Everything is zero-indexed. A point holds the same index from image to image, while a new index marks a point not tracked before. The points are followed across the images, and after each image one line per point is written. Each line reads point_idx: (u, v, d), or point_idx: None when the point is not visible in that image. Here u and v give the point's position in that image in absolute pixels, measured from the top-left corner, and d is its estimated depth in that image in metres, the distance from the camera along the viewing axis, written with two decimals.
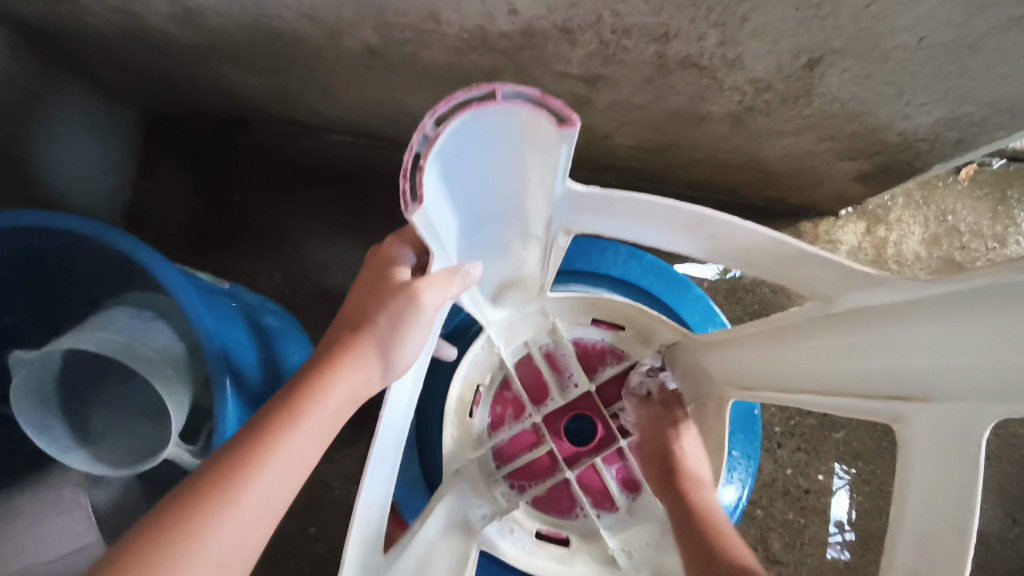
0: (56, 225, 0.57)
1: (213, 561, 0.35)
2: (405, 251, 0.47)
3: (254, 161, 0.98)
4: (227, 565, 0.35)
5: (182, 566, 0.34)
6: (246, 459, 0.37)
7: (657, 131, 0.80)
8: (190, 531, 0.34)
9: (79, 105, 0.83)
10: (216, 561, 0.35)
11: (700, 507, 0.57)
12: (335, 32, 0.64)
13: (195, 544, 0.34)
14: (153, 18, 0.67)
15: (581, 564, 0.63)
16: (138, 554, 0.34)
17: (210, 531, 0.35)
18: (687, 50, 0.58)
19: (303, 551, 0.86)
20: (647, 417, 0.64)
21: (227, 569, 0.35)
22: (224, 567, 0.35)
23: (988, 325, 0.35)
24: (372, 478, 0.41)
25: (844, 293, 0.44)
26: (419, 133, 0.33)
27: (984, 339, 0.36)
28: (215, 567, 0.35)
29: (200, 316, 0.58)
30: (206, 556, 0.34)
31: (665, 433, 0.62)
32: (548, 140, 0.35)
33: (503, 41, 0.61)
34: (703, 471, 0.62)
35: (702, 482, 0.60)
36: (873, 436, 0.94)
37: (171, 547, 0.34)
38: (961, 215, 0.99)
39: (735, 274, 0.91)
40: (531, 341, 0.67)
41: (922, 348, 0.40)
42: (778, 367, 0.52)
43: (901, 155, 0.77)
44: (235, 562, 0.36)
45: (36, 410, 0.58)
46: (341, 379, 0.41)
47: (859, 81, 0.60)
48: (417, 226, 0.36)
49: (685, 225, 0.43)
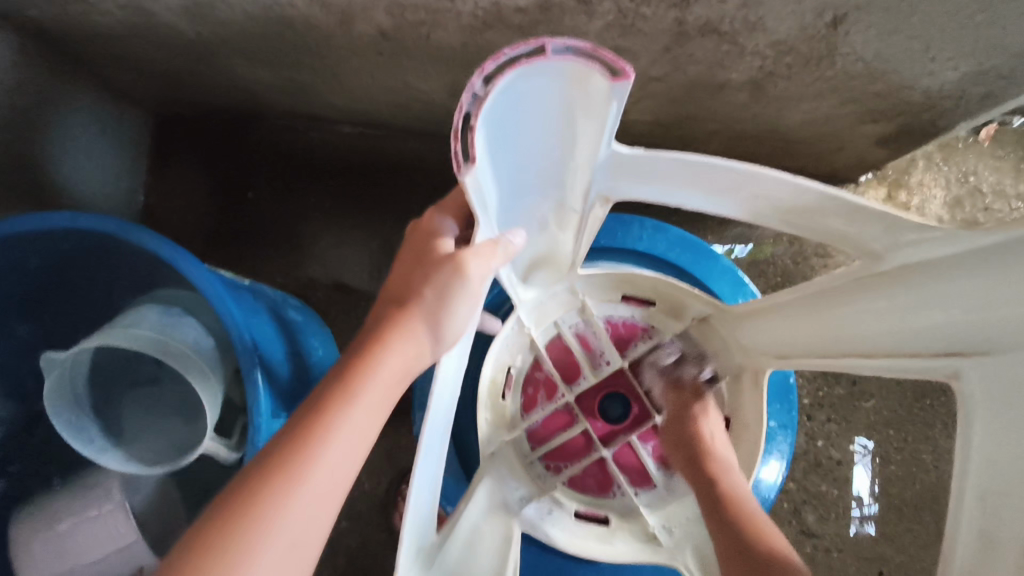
0: (76, 225, 0.56)
1: (287, 541, 0.34)
2: (446, 222, 0.47)
3: (268, 158, 0.97)
4: (300, 544, 0.35)
5: (258, 546, 0.34)
6: (308, 439, 0.36)
7: (674, 104, 0.78)
8: (260, 512, 0.34)
9: (89, 109, 0.83)
10: (289, 542, 0.34)
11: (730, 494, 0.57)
12: (347, 18, 0.63)
13: (270, 526, 0.34)
14: (163, 13, 0.66)
15: (620, 542, 0.63)
16: (215, 537, 0.33)
17: (282, 512, 0.34)
18: (707, 15, 0.57)
19: (337, 545, 0.86)
20: (671, 409, 0.65)
21: (302, 549, 0.35)
22: (299, 547, 0.35)
23: None
24: (426, 457, 0.40)
25: (896, 249, 0.43)
26: (468, 91, 0.33)
27: None
28: (289, 548, 0.34)
29: (230, 309, 0.57)
30: (279, 536, 0.34)
31: (691, 424, 0.63)
32: (597, 97, 0.34)
33: (519, 17, 0.60)
34: (728, 457, 0.62)
35: (734, 469, 0.61)
36: (904, 404, 0.93)
37: (242, 527, 0.34)
38: (983, 175, 0.97)
39: (740, 254, 0.91)
40: (561, 321, 0.66)
41: (975, 299, 0.39)
42: (824, 332, 0.51)
43: (925, 116, 0.75)
44: (309, 541, 0.35)
45: (72, 412, 0.58)
46: (391, 354, 0.41)
47: (884, 38, 0.59)
48: (466, 188, 0.35)
49: (732, 185, 0.42)
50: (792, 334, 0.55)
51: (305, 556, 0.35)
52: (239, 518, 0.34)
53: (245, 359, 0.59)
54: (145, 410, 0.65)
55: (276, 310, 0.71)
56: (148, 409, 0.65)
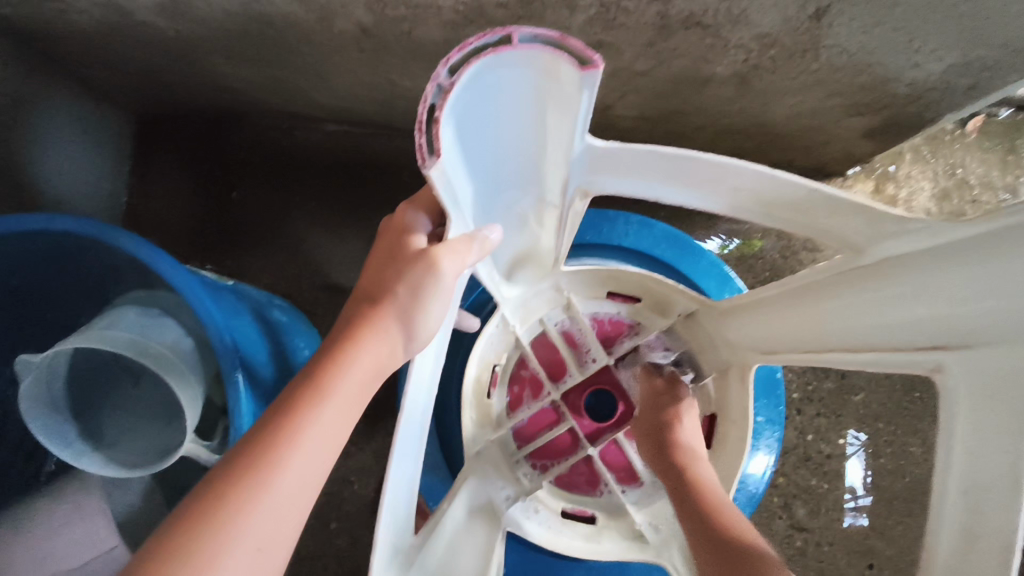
0: (52, 228, 0.55)
1: (255, 545, 0.34)
2: (420, 218, 0.46)
3: (252, 157, 0.96)
4: (268, 547, 0.34)
5: (223, 551, 0.33)
6: (277, 440, 0.36)
7: (661, 99, 0.78)
8: (228, 514, 0.33)
9: (68, 110, 0.81)
10: (257, 545, 0.34)
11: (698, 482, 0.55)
12: (327, 14, 0.62)
13: (237, 528, 0.33)
14: (140, 12, 0.65)
15: (608, 541, 0.62)
16: (180, 542, 0.32)
17: (250, 513, 0.34)
18: (690, 8, 0.56)
19: (326, 547, 0.86)
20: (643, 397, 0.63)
21: (271, 552, 0.34)
22: (267, 549, 0.34)
23: None
24: (400, 459, 0.39)
25: (877, 243, 0.43)
26: (433, 83, 0.32)
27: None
28: (256, 552, 0.34)
29: (208, 311, 0.56)
30: (246, 539, 0.33)
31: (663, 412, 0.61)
32: (567, 88, 0.34)
33: (500, 11, 0.59)
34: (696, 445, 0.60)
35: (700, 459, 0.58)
36: (893, 397, 0.93)
37: (210, 531, 0.33)
38: (971, 167, 0.97)
39: (736, 246, 0.90)
40: (546, 318, 0.65)
41: (967, 292, 0.38)
42: (810, 327, 0.50)
43: (910, 108, 0.75)
44: (278, 543, 0.35)
45: (49, 416, 0.57)
46: (362, 353, 0.40)
47: (868, 30, 0.58)
48: (434, 182, 0.34)
49: (710, 177, 0.42)
50: (775, 328, 0.54)
51: (274, 559, 0.34)
52: (205, 520, 0.33)
53: (224, 361, 0.58)
54: (124, 414, 0.64)
55: (258, 311, 0.70)
56: (127, 413, 0.64)
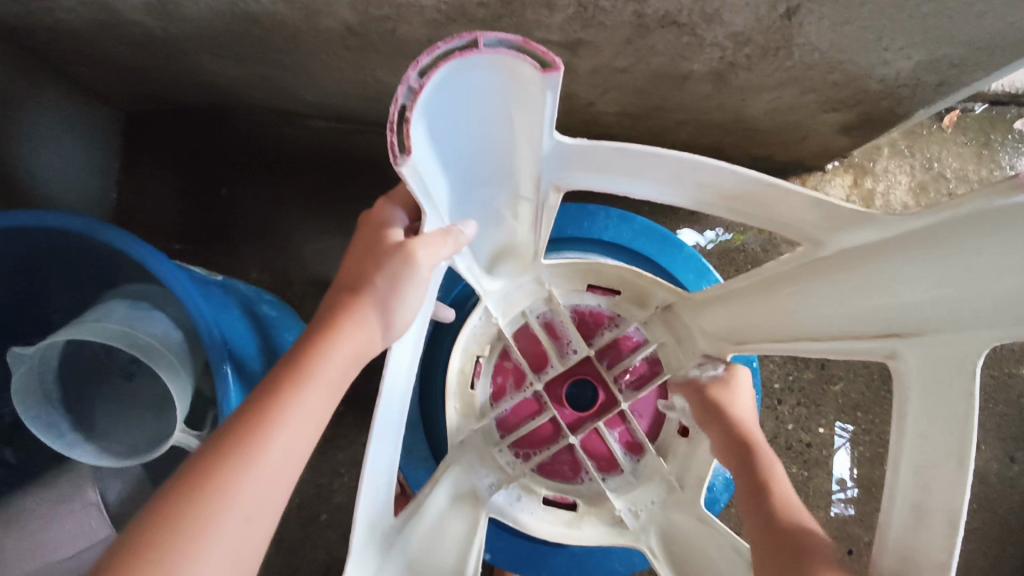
0: (44, 224, 0.56)
1: (242, 518, 0.35)
2: (398, 212, 0.48)
3: (241, 154, 0.97)
4: (254, 520, 0.36)
5: (211, 522, 0.34)
6: (262, 419, 0.37)
7: (641, 95, 0.79)
8: (216, 488, 0.35)
9: (57, 108, 0.82)
10: (244, 518, 0.35)
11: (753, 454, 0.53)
12: (311, 12, 0.63)
13: (224, 502, 0.35)
14: (127, 11, 0.65)
15: (588, 526, 0.63)
16: (169, 515, 0.34)
17: (236, 487, 0.35)
18: (666, 8, 0.58)
19: (317, 538, 0.87)
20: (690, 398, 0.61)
21: (256, 526, 0.36)
22: (253, 522, 0.36)
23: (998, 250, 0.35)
24: (380, 439, 0.41)
25: (833, 236, 0.44)
26: (404, 85, 0.33)
27: (992, 262, 0.36)
28: (243, 524, 0.35)
29: (197, 305, 0.58)
30: (233, 512, 0.35)
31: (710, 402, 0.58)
32: (532, 88, 0.36)
33: (481, 10, 0.60)
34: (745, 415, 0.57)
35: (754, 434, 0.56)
36: (872, 386, 0.95)
37: (199, 503, 0.34)
38: (947, 161, 0.99)
39: (727, 237, 0.92)
40: (528, 311, 0.67)
41: (931, 279, 0.40)
42: (777, 317, 0.52)
43: (884, 104, 0.77)
44: (263, 517, 0.36)
45: (41, 408, 0.58)
46: (343, 338, 0.41)
47: (838, 28, 0.60)
48: (406, 178, 0.36)
49: (675, 172, 0.43)
50: (745, 320, 0.56)
51: (259, 533, 0.36)
52: (193, 495, 0.35)
53: (213, 353, 0.59)
54: (115, 406, 0.65)
55: (247, 305, 0.71)
56: (117, 405, 0.65)
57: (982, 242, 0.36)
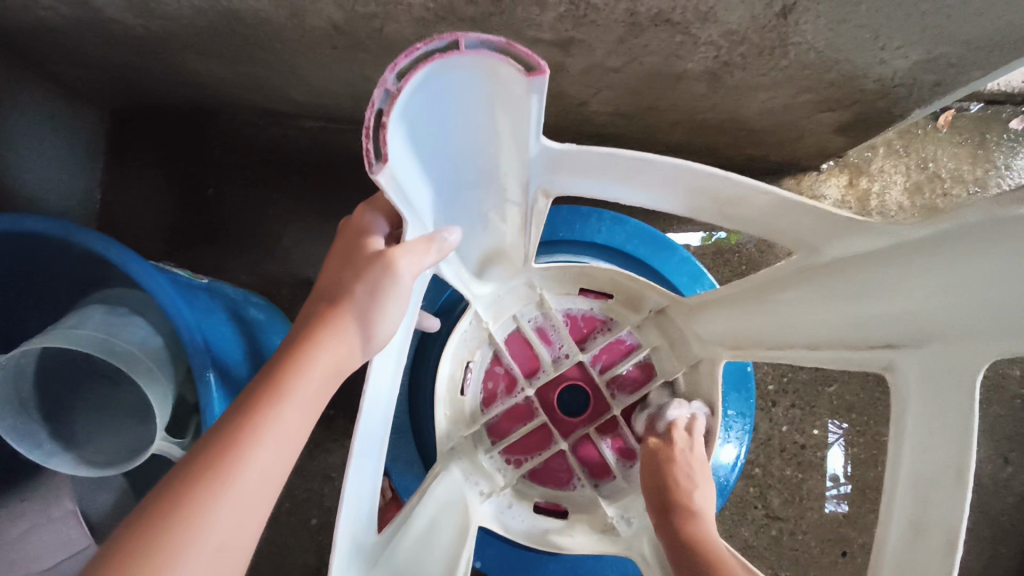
0: (22, 228, 0.55)
1: (214, 545, 0.34)
2: (378, 220, 0.47)
3: (228, 154, 0.95)
4: (227, 547, 0.34)
5: (182, 551, 0.33)
6: (236, 440, 0.36)
7: (635, 95, 0.78)
8: (187, 514, 0.34)
9: (39, 107, 0.80)
10: (217, 545, 0.34)
11: (699, 537, 0.52)
12: (297, 10, 0.62)
13: (195, 529, 0.33)
14: (106, 8, 0.64)
15: (581, 534, 0.61)
16: (137, 543, 0.33)
17: (208, 513, 0.34)
18: (659, 6, 0.56)
19: (307, 544, 0.86)
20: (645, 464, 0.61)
21: (230, 552, 0.34)
22: (227, 549, 0.34)
23: (992, 263, 0.35)
24: (361, 456, 0.40)
25: (830, 242, 0.43)
26: (380, 88, 0.33)
27: (981, 277, 0.35)
28: (215, 552, 0.34)
29: (179, 312, 0.56)
30: (205, 539, 0.33)
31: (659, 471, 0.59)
32: (515, 91, 0.35)
33: (470, 8, 0.59)
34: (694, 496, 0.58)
35: (704, 517, 0.55)
36: (866, 388, 0.94)
37: (170, 530, 0.33)
38: (943, 161, 0.98)
39: (721, 237, 0.91)
40: (519, 315, 0.66)
41: (928, 290, 0.39)
42: (772, 324, 0.51)
43: (880, 104, 0.76)
44: (238, 543, 0.35)
45: (17, 416, 0.57)
46: (321, 352, 0.40)
47: (833, 27, 0.59)
48: (384, 186, 0.35)
49: (667, 179, 0.42)
50: (737, 326, 0.55)
51: (234, 558, 0.35)
52: (162, 522, 0.33)
53: (195, 360, 0.57)
54: (95, 413, 0.64)
55: (234, 309, 0.70)
56: (98, 412, 0.64)
57: (981, 250, 0.35)
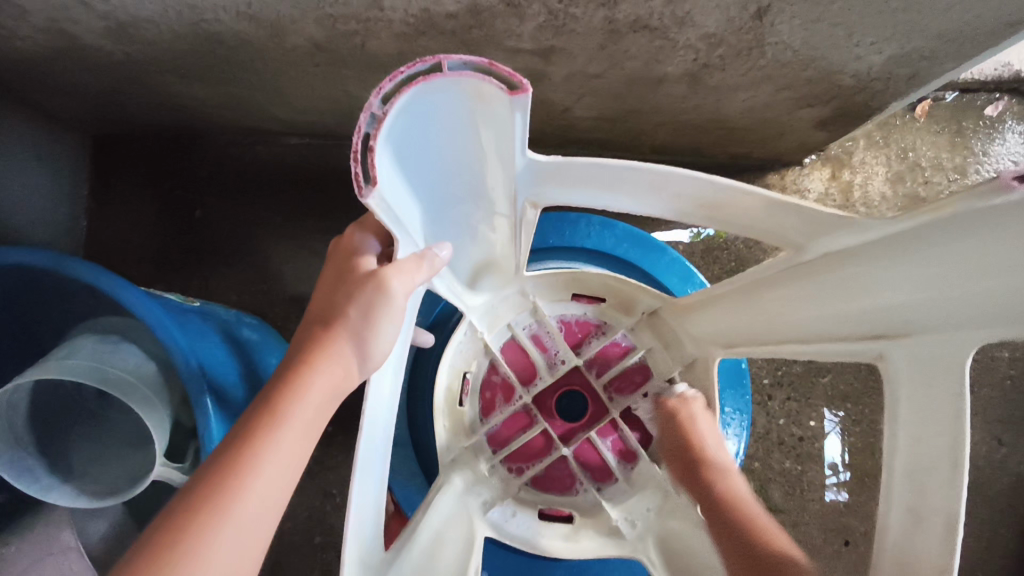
0: (9, 261, 0.54)
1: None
2: (368, 239, 0.47)
3: (214, 175, 0.95)
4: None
5: None
6: (235, 469, 0.36)
7: (616, 99, 0.79)
8: (188, 548, 0.33)
9: (22, 138, 0.80)
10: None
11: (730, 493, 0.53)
12: (278, 31, 0.62)
13: (198, 562, 0.33)
14: (86, 35, 0.64)
15: (586, 538, 0.61)
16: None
17: (210, 545, 0.34)
18: (637, 12, 0.57)
19: (311, 562, 0.86)
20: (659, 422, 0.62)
21: None
22: None
23: (964, 249, 0.36)
24: (363, 477, 0.40)
25: (815, 241, 0.43)
26: (366, 112, 0.33)
27: (964, 265, 0.37)
28: None
29: (173, 337, 0.56)
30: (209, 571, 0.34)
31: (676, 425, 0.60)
32: (498, 108, 0.35)
33: (450, 22, 0.59)
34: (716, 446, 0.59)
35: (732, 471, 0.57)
36: (859, 377, 0.95)
37: (172, 564, 0.33)
38: (922, 150, 1.00)
39: (709, 234, 0.92)
40: (513, 323, 0.67)
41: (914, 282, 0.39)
42: (764, 321, 0.52)
43: (857, 98, 0.77)
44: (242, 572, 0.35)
45: (14, 452, 0.56)
46: (318, 376, 0.41)
47: (808, 26, 0.60)
48: (374, 209, 0.35)
49: (652, 185, 0.43)
50: (728, 323, 0.56)
51: None
52: (162, 558, 0.33)
53: (191, 385, 0.57)
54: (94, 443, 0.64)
55: (227, 331, 0.70)
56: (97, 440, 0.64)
57: (962, 241, 0.36)
